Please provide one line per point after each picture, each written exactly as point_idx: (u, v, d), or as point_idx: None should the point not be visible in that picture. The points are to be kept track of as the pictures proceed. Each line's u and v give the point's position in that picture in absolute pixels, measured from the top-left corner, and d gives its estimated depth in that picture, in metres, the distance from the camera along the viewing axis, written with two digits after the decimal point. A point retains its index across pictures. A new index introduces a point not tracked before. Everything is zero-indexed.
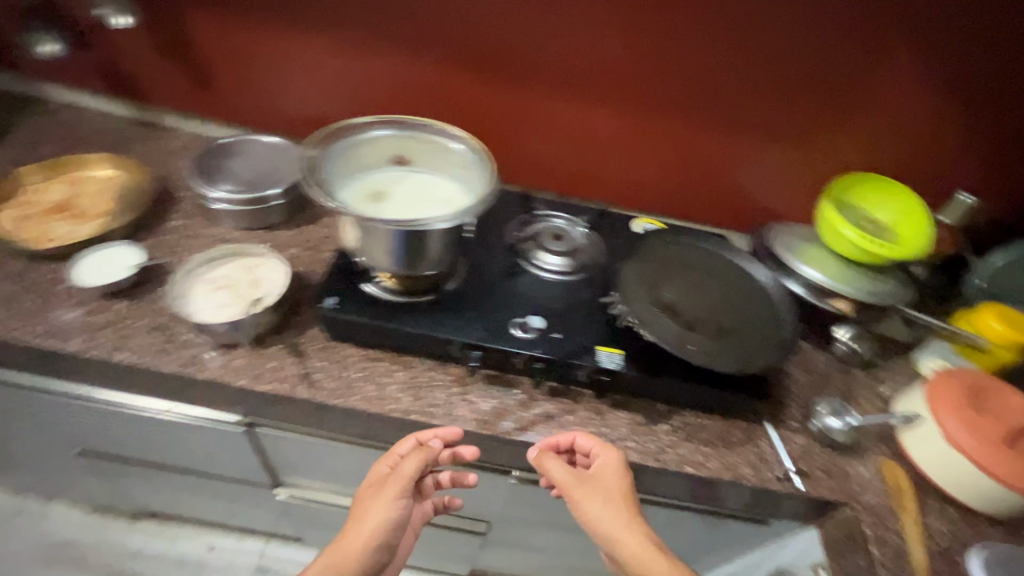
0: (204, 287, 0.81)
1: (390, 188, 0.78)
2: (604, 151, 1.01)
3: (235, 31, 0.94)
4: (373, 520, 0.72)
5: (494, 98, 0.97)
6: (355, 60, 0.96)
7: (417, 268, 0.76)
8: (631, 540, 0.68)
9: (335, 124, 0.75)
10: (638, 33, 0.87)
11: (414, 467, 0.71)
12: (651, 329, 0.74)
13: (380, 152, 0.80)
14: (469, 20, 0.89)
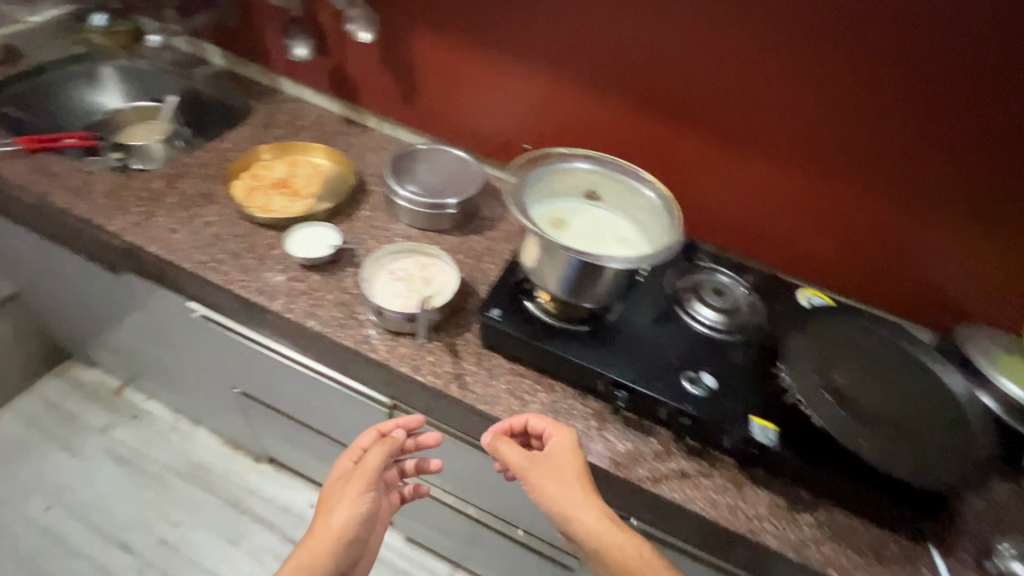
0: (385, 275, 0.89)
1: (575, 218, 0.82)
2: (781, 215, 0.97)
3: (454, 53, 1.05)
4: (342, 510, 0.76)
5: (678, 146, 0.98)
6: (540, 88, 1.02)
7: (582, 298, 0.78)
8: (585, 517, 0.67)
9: (542, 150, 0.82)
10: (853, 103, 0.83)
11: (378, 458, 0.78)
12: (819, 413, 0.70)
13: (574, 183, 0.84)
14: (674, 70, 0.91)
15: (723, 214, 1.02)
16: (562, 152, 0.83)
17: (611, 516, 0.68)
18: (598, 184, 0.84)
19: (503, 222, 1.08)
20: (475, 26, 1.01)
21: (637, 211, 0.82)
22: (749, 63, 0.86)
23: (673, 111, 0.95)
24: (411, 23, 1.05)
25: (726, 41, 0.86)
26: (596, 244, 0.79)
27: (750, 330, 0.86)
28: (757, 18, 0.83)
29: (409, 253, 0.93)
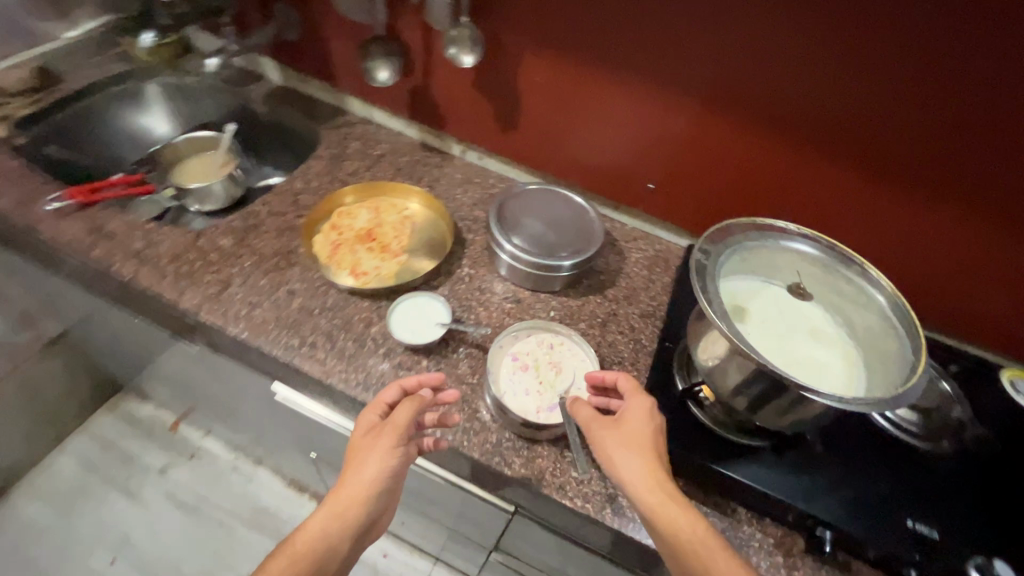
0: (508, 364, 0.74)
1: (773, 307, 0.66)
2: (953, 274, 0.83)
3: (579, 81, 0.88)
4: (374, 461, 0.61)
5: (854, 196, 0.82)
6: (655, 117, 0.87)
7: (779, 421, 0.62)
8: (646, 483, 0.58)
9: (734, 219, 0.68)
10: None
11: (407, 419, 0.63)
12: None
13: (776, 265, 0.69)
14: (879, 116, 0.73)
15: (899, 273, 0.87)
16: (761, 220, 0.68)
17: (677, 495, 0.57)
18: (802, 271, 0.69)
19: (623, 278, 0.93)
20: (615, 51, 0.83)
21: (856, 309, 0.65)
22: (992, 112, 0.68)
23: (824, 150, 0.79)
24: (524, 43, 0.87)
25: (932, 77, 0.68)
26: (800, 347, 0.63)
27: (966, 441, 0.70)
28: (1014, 57, 0.64)
29: (530, 332, 0.78)
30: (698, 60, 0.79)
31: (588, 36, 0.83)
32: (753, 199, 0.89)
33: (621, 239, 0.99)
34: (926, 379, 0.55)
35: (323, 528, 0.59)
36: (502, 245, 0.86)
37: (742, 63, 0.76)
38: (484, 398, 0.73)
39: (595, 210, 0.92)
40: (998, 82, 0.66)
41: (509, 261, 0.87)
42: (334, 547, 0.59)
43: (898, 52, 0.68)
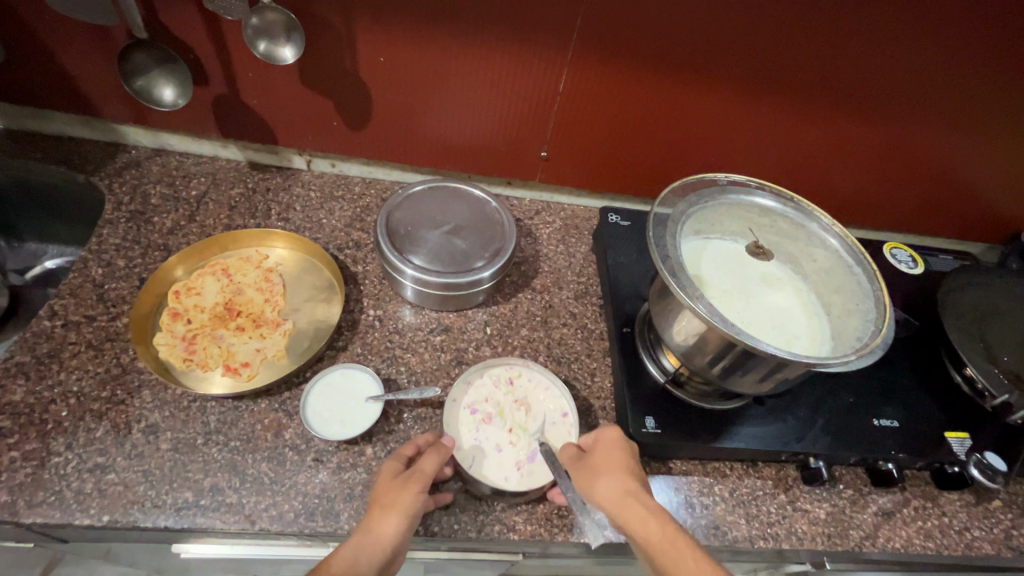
0: (470, 420, 0.63)
1: (733, 268, 0.63)
2: (826, 169, 0.88)
3: (440, 51, 0.72)
4: (396, 511, 0.50)
5: (736, 118, 0.81)
6: (525, 76, 0.75)
7: (764, 387, 0.61)
8: (617, 502, 0.51)
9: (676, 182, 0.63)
10: (916, 43, 0.70)
11: (437, 462, 0.54)
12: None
13: (725, 225, 0.66)
14: (768, 36, 0.70)
15: (790, 179, 0.90)
16: (696, 178, 0.64)
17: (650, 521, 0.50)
18: (751, 227, 0.66)
19: (544, 262, 0.84)
20: (477, 9, 0.67)
21: (809, 250, 0.65)
22: (864, 20, 0.68)
23: (702, 78, 0.75)
24: (351, 20, 0.67)
25: None
26: (768, 305, 0.61)
27: None
28: None
29: (481, 373, 0.67)
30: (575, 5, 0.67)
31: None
32: (644, 141, 0.84)
33: (524, 218, 0.89)
34: (892, 313, 0.56)
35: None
36: (407, 272, 0.71)
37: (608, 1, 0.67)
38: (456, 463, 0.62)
39: (495, 198, 0.80)
40: None
41: (421, 287, 0.72)
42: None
43: None
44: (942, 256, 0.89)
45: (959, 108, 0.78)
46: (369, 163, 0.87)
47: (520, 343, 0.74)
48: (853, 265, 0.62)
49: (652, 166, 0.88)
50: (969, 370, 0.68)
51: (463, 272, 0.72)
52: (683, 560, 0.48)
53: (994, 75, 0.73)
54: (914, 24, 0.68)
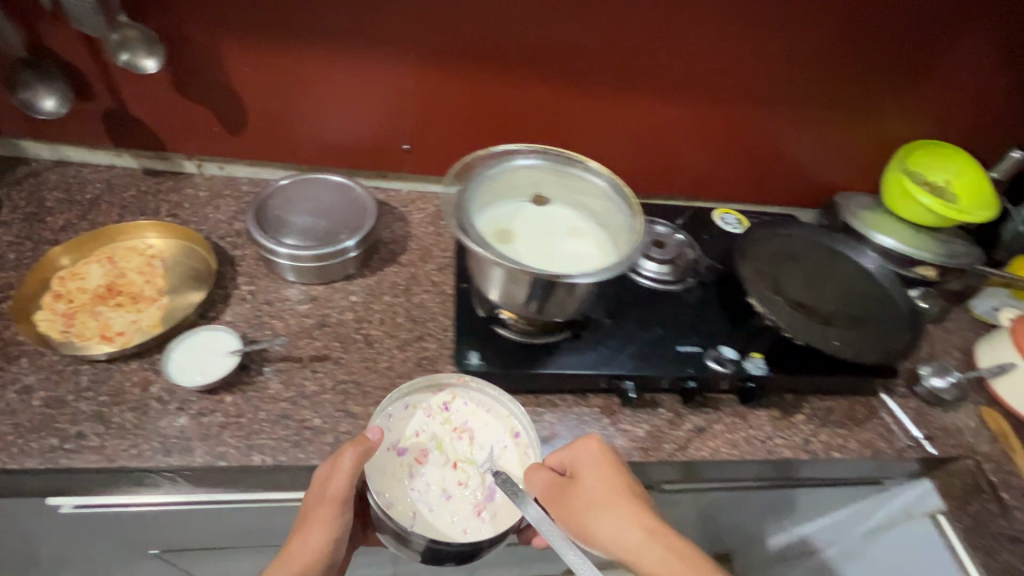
0: (407, 466, 0.65)
1: (524, 224, 0.74)
2: (656, 147, 1.00)
3: (295, 57, 0.83)
4: (318, 528, 0.60)
5: (564, 105, 0.93)
6: (371, 76, 0.87)
7: (564, 311, 0.72)
8: (627, 540, 0.59)
9: (462, 158, 0.71)
10: (686, 28, 0.86)
11: (350, 477, 0.59)
12: (796, 331, 0.76)
13: (515, 186, 0.75)
14: (569, 30, 0.84)
15: (630, 159, 1.02)
16: (480, 151, 0.72)
17: (648, 539, 0.58)
18: (539, 183, 0.76)
19: (412, 241, 0.95)
20: (319, 19, 0.79)
21: (589, 196, 0.76)
22: (638, 13, 0.84)
23: (524, 71, 0.89)
24: (210, 35, 0.79)
25: None
26: (555, 250, 0.72)
27: (702, 271, 0.89)
28: None
29: (409, 407, 0.69)
30: (403, 12, 0.80)
31: (284, 7, 0.78)
32: (492, 132, 0.96)
33: (398, 206, 1.00)
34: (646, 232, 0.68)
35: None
36: (281, 252, 0.80)
37: (427, 8, 0.80)
38: (310, 406, 0.71)
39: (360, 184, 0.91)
40: None
41: (295, 264, 0.82)
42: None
43: None
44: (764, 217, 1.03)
45: (741, 84, 0.93)
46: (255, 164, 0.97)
47: (381, 307, 0.84)
48: (614, 193, 0.73)
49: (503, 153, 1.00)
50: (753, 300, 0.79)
51: (329, 244, 0.83)
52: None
53: (762, 54, 0.89)
54: (677, 14, 0.84)
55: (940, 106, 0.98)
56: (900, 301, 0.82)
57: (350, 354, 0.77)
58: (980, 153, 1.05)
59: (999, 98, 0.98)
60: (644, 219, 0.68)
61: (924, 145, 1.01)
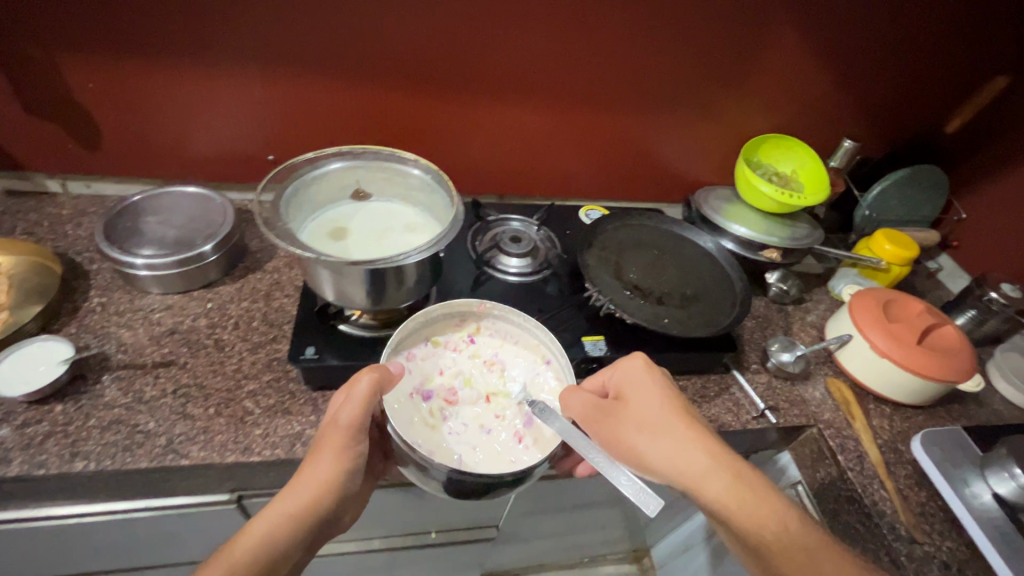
0: (437, 411, 0.69)
1: (354, 223, 0.76)
2: (517, 149, 1.08)
3: (147, 74, 0.86)
4: (330, 455, 0.62)
5: (422, 111, 0.99)
6: (224, 89, 0.90)
7: (399, 300, 0.75)
8: (670, 458, 0.64)
9: (275, 168, 0.72)
10: (521, 37, 0.92)
11: (361, 403, 0.62)
12: (627, 310, 0.80)
13: (337, 186, 0.78)
14: (414, 42, 0.90)
15: (495, 160, 1.09)
16: (293, 159, 0.73)
17: (694, 454, 0.64)
18: (361, 180, 0.79)
19: (280, 248, 0.97)
20: (166, 38, 0.83)
21: (409, 186, 0.79)
22: (473, 24, 0.89)
23: (375, 80, 0.94)
24: (52, 54, 0.81)
25: (408, 5, 0.86)
26: (382, 242, 0.75)
27: (555, 262, 0.94)
28: None
29: (434, 348, 0.76)
30: (248, 29, 0.84)
31: (127, 27, 0.81)
32: (358, 137, 1.01)
33: None
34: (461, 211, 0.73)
35: (276, 523, 0.59)
36: (138, 263, 0.81)
37: (267, 25, 0.84)
38: (145, 411, 0.71)
39: (222, 194, 0.93)
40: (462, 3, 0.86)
41: (153, 273, 0.82)
42: (274, 554, 0.58)
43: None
44: None
45: (584, 86, 1.00)
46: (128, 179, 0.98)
47: (238, 311, 0.86)
48: (430, 177, 0.76)
49: None
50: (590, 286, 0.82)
51: (187, 250, 0.85)
52: (746, 498, 0.61)
53: (600, 59, 0.96)
54: (512, 25, 0.90)
55: (774, 103, 1.07)
56: (734, 281, 0.90)
57: (198, 358, 0.78)
58: (820, 145, 1.14)
59: (828, 93, 1.06)
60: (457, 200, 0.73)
61: (771, 138, 1.10)
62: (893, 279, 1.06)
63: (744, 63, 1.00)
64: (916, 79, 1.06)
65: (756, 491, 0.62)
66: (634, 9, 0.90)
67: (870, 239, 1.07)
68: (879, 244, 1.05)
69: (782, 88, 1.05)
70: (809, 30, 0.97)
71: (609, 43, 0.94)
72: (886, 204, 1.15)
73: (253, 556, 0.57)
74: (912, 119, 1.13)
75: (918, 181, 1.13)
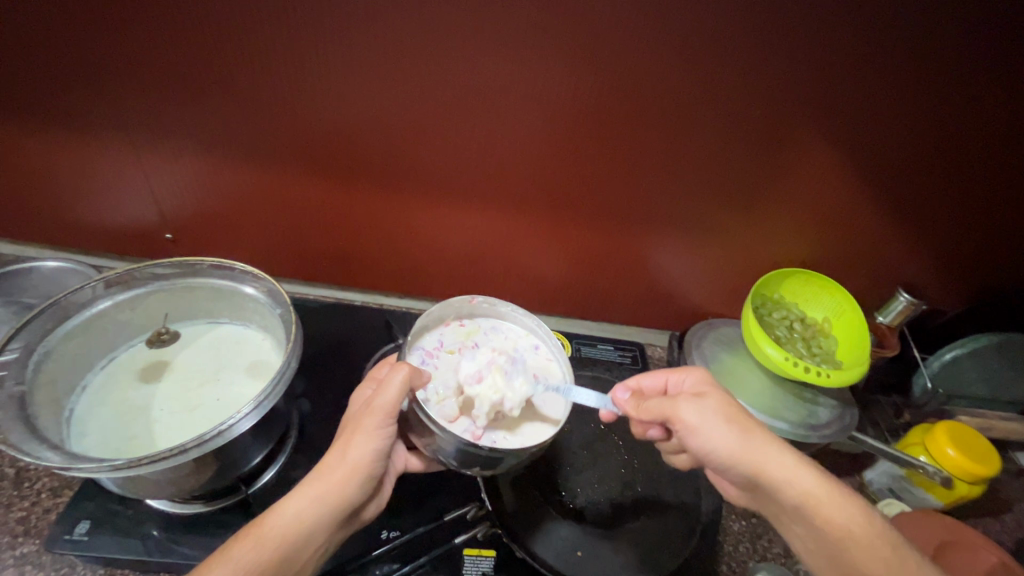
0: (500, 370, 0.54)
1: (186, 359, 0.59)
2: (470, 255, 0.87)
3: (26, 135, 0.74)
4: (361, 438, 0.50)
5: (351, 205, 0.81)
6: (116, 159, 0.76)
7: (200, 473, 0.54)
8: (763, 454, 0.51)
9: (51, 299, 0.52)
10: (471, 134, 0.72)
11: (400, 389, 0.50)
12: (523, 535, 0.59)
13: (158, 311, 0.60)
14: (323, 131, 0.72)
15: (443, 265, 0.89)
16: (84, 284, 0.54)
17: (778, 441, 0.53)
18: (195, 301, 0.61)
19: None
20: (46, 98, 0.70)
21: (257, 312, 0.61)
22: (410, 115, 0.70)
23: (292, 167, 0.77)
24: None
25: (326, 90, 0.68)
26: (201, 393, 0.56)
27: None
28: (368, 62, 0.65)
29: (433, 354, 0.60)
30: (138, 98, 0.69)
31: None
32: (277, 226, 0.84)
33: None
34: (293, 368, 0.53)
35: (301, 511, 0.47)
36: None
37: (159, 98, 0.69)
38: None
39: (88, 266, 0.77)
40: (395, 91, 0.68)
41: None
42: (304, 546, 0.47)
43: (294, 72, 0.67)
44: (595, 345, 0.91)
45: (557, 193, 0.78)
46: (21, 244, 0.87)
47: None
48: (279, 312, 0.58)
49: (293, 250, 0.87)
50: (484, 490, 0.62)
51: None
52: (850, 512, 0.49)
53: (565, 164, 0.75)
54: (458, 119, 0.71)
55: (809, 231, 0.80)
56: (702, 502, 0.65)
57: None
58: (864, 289, 0.87)
59: (888, 227, 0.79)
60: (295, 353, 0.54)
61: (800, 274, 0.83)
62: (956, 497, 0.74)
63: (768, 181, 0.75)
64: (1021, 224, 0.77)
65: (845, 494, 0.51)
66: (620, 107, 0.69)
67: (927, 432, 0.76)
68: (938, 445, 0.73)
69: (822, 215, 0.78)
70: (864, 146, 0.71)
71: (585, 145, 0.73)
72: (959, 377, 0.85)
73: (283, 550, 0.45)
74: (1002, 271, 0.82)
75: (1007, 356, 0.81)
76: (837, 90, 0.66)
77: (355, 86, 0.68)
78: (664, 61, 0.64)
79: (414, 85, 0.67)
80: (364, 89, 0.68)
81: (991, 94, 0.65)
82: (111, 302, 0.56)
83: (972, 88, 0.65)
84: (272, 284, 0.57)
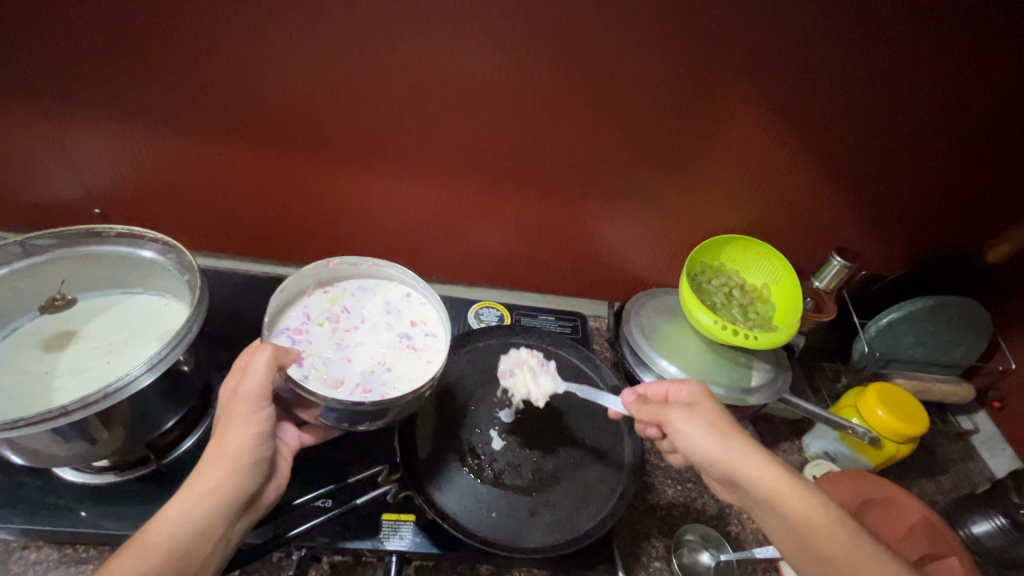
0: (530, 369, 0.66)
1: (92, 328, 0.59)
2: (408, 224, 0.86)
3: None
4: (235, 426, 0.49)
5: (280, 174, 0.79)
6: (31, 131, 0.74)
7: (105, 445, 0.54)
8: (744, 462, 0.51)
9: None
10: (389, 98, 0.70)
11: (265, 369, 0.50)
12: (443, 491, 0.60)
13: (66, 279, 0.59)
14: (237, 96, 0.70)
15: (383, 233, 0.88)
16: None
17: (765, 447, 0.52)
18: (106, 269, 0.60)
19: None
20: None
21: (169, 278, 0.60)
22: (325, 78, 0.68)
23: (213, 136, 0.75)
24: None
25: (235, 53, 0.66)
26: (105, 360, 0.56)
27: None
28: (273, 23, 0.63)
29: (301, 327, 0.61)
30: (41, 66, 0.67)
31: None
32: (206, 197, 0.82)
33: None
34: (196, 330, 0.53)
35: (193, 505, 0.46)
36: None
37: (63, 65, 0.67)
38: None
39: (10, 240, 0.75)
40: (306, 52, 0.66)
41: None
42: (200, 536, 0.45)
43: (198, 33, 0.64)
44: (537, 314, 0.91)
45: (486, 158, 0.77)
46: None
47: None
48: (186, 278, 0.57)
49: (228, 221, 0.86)
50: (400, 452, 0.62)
51: None
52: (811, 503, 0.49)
53: (491, 129, 0.73)
54: (375, 82, 0.69)
55: (741, 196, 0.80)
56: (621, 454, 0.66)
57: None
58: (801, 254, 0.87)
59: (821, 191, 0.78)
60: (198, 315, 0.53)
61: (735, 240, 0.83)
62: (886, 456, 0.75)
63: (695, 146, 0.74)
64: (953, 183, 0.76)
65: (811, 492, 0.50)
66: (539, 69, 0.67)
67: (859, 394, 0.76)
68: (871, 407, 0.74)
69: (752, 180, 0.78)
70: (787, 107, 0.69)
71: (508, 109, 0.71)
72: (899, 341, 0.84)
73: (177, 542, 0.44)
74: (936, 232, 0.82)
75: (942, 319, 0.81)
76: (755, 48, 0.64)
77: (263, 48, 0.65)
78: (581, 22, 0.63)
79: (325, 47, 0.65)
80: (273, 51, 0.66)
81: (911, 50, 0.64)
82: (7, 271, 0.55)
83: (891, 44, 0.63)
84: (176, 249, 0.56)
